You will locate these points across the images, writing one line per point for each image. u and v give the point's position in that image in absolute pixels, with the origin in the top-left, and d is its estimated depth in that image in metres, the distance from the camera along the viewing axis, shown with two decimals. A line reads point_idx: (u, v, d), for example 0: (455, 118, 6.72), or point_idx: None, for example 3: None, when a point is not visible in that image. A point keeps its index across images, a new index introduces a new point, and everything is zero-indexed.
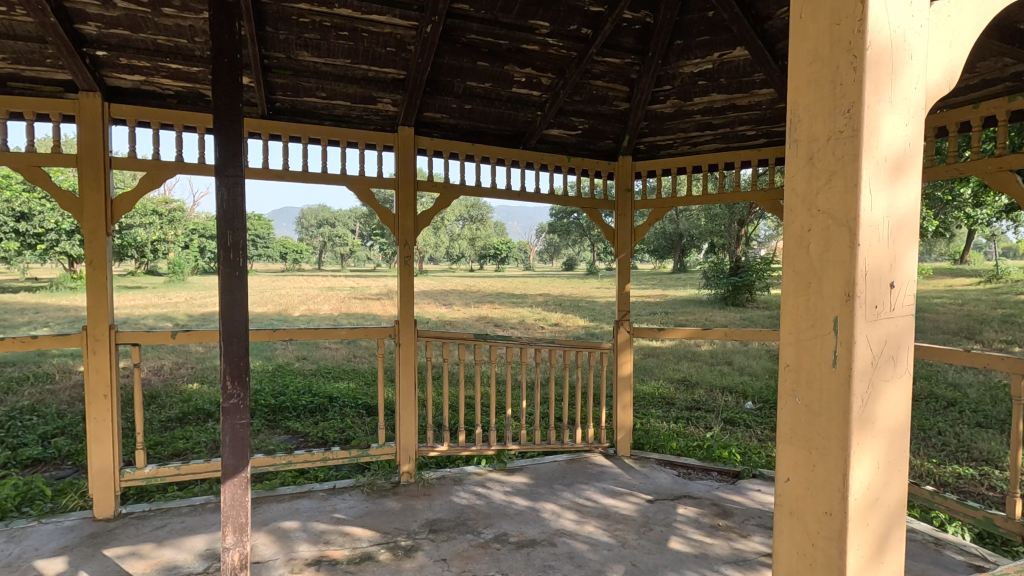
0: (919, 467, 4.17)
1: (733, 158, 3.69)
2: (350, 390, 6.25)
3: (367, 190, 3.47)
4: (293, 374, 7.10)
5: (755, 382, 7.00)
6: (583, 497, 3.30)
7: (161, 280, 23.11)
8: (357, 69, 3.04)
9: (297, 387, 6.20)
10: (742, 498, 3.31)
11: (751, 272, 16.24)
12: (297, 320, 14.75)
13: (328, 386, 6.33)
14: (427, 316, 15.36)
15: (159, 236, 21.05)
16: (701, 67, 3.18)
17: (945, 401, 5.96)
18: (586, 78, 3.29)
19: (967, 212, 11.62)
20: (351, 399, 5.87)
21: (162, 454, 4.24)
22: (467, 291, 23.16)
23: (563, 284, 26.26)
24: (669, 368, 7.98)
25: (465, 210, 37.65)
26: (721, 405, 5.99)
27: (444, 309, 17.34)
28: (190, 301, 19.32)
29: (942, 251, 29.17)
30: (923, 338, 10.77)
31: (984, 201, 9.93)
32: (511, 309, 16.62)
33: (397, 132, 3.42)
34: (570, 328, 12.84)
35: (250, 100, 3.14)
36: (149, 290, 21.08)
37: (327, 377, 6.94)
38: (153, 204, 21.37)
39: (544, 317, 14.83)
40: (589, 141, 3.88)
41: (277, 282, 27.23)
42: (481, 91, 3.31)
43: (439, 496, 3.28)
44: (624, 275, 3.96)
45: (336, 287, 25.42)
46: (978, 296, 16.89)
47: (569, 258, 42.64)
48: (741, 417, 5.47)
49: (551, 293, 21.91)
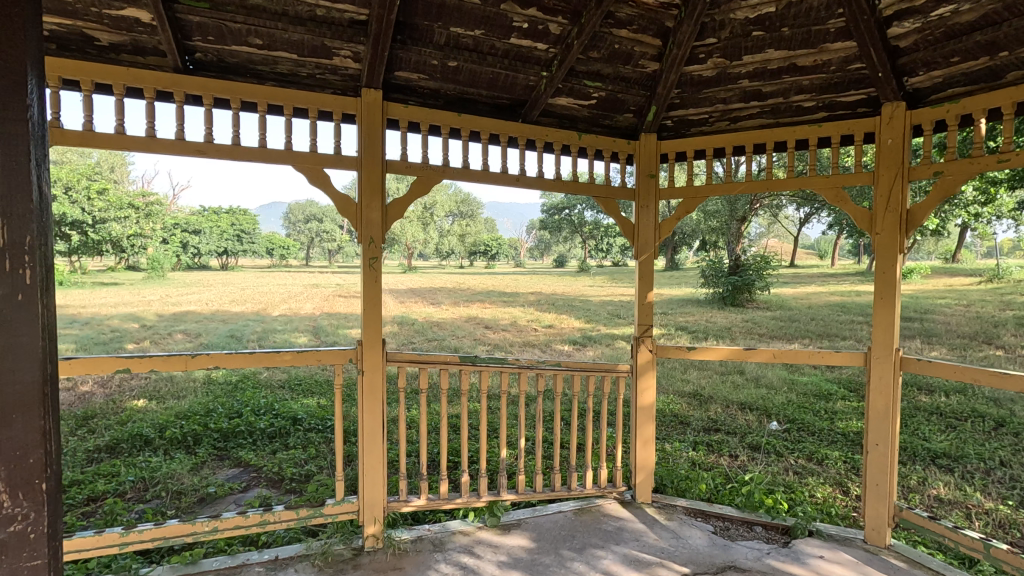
0: (998, 514, 3.45)
1: (790, 137, 2.97)
2: (319, 409, 5.46)
3: (319, 170, 2.63)
4: (255, 388, 6.25)
5: (775, 397, 6.29)
6: (600, 572, 2.54)
7: (139, 276, 22.20)
8: (303, 4, 2.25)
9: (257, 404, 5.39)
10: (804, 571, 2.56)
11: (750, 270, 15.65)
12: (274, 321, 13.88)
13: (294, 404, 5.53)
14: (414, 316, 14.62)
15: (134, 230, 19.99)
16: (760, 11, 2.41)
17: (993, 421, 5.28)
18: (606, 26, 2.52)
19: (983, 209, 11.03)
20: (321, 420, 5.07)
21: (75, 499, 3.43)
22: (456, 288, 22.41)
23: (554, 282, 25.54)
24: (676, 379, 7.24)
25: (455, 206, 36.82)
26: (742, 426, 5.27)
27: (432, 308, 16.53)
28: (166, 300, 18.43)
29: (934, 251, 28.94)
30: (939, 343, 10.16)
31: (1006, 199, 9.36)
32: (502, 309, 15.86)
33: (361, 96, 2.65)
34: (564, 330, 12.11)
35: (158, 49, 2.33)
36: (124, 287, 20.15)
37: (295, 392, 6.12)
38: (129, 198, 20.37)
39: (536, 317, 14.10)
40: (604, 114, 3.13)
41: (261, 279, 26.28)
42: (470, 41, 2.54)
43: (413, 573, 2.49)
44: (647, 283, 3.22)
45: (321, 283, 24.56)
46: (983, 297, 16.39)
47: (561, 256, 41.96)
48: (769, 443, 4.74)
49: (544, 291, 21.18)
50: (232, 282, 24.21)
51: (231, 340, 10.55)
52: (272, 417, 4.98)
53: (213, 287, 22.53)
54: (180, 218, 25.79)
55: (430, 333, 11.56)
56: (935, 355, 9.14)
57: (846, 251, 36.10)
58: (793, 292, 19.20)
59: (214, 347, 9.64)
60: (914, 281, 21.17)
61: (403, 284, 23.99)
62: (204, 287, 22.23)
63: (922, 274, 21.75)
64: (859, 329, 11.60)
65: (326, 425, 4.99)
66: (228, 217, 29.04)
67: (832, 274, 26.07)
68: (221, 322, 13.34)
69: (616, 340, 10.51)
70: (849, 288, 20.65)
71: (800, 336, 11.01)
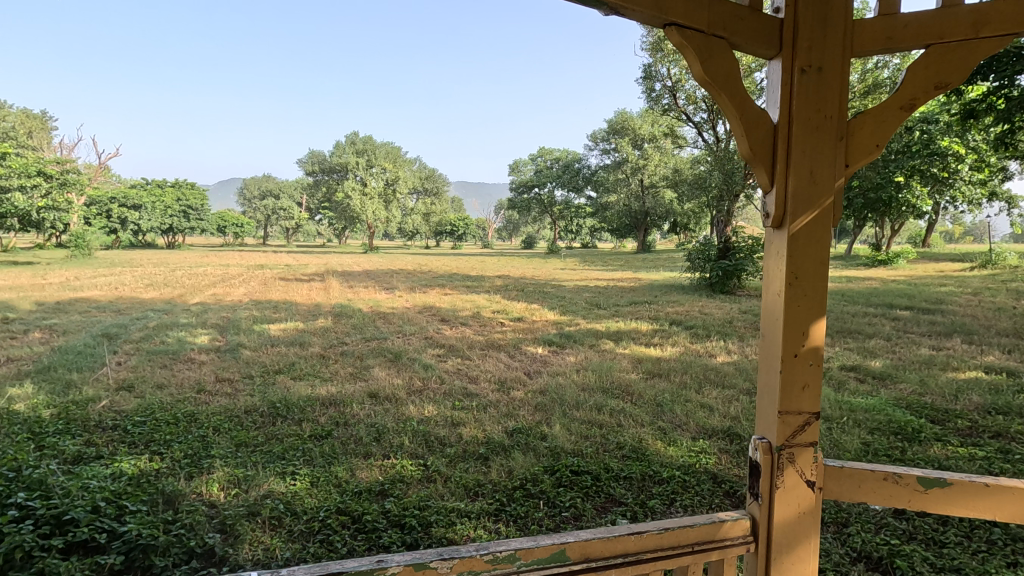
0: None
1: None
2: (120, 497, 3.09)
3: None
4: (48, 443, 3.86)
5: (848, 442, 4.31)
6: None
7: (60, 257, 19.41)
8: None
9: (5, 485, 2.99)
10: None
11: (743, 254, 13.83)
12: (183, 312, 11.18)
13: (79, 482, 3.14)
14: (357, 304, 12.37)
15: (46, 204, 17.00)
16: None
17: None
18: None
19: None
20: (102, 525, 2.73)
21: None
22: (415, 271, 20.21)
23: (522, 264, 23.50)
24: (692, 406, 5.18)
25: (417, 184, 34.43)
26: (829, 507, 3.28)
27: (383, 295, 14.19)
28: (68, 283, 15.44)
29: (904, 235, 28.41)
30: (987, 343, 8.27)
31: (1010, 137, 8.29)
32: (464, 296, 13.62)
33: None
34: (537, 325, 9.93)
35: None
36: (30, 268, 17.24)
37: (111, 455, 3.76)
38: (39, 164, 17.39)
39: (504, 308, 11.90)
40: None
41: (202, 260, 23.47)
42: None
43: None
44: (807, 259, 1.47)
45: (266, 265, 21.93)
46: (986, 285, 15.01)
47: (529, 237, 39.99)
48: (900, 556, 2.74)
49: (511, 275, 19.15)
50: (166, 263, 21.42)
51: (103, 338, 8.00)
52: (2, 519, 2.56)
53: (139, 267, 19.65)
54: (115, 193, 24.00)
55: (370, 329, 9.23)
56: (989, 359, 7.29)
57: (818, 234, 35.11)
58: None
59: (67, 351, 7.05)
60: (902, 266, 19.91)
61: (356, 267, 21.52)
62: (128, 268, 19.35)
63: (910, 257, 20.55)
64: (881, 325, 9.79)
65: (110, 542, 2.67)
66: (172, 193, 28.72)
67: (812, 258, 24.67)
68: (114, 315, 10.64)
69: (601, 341, 8.42)
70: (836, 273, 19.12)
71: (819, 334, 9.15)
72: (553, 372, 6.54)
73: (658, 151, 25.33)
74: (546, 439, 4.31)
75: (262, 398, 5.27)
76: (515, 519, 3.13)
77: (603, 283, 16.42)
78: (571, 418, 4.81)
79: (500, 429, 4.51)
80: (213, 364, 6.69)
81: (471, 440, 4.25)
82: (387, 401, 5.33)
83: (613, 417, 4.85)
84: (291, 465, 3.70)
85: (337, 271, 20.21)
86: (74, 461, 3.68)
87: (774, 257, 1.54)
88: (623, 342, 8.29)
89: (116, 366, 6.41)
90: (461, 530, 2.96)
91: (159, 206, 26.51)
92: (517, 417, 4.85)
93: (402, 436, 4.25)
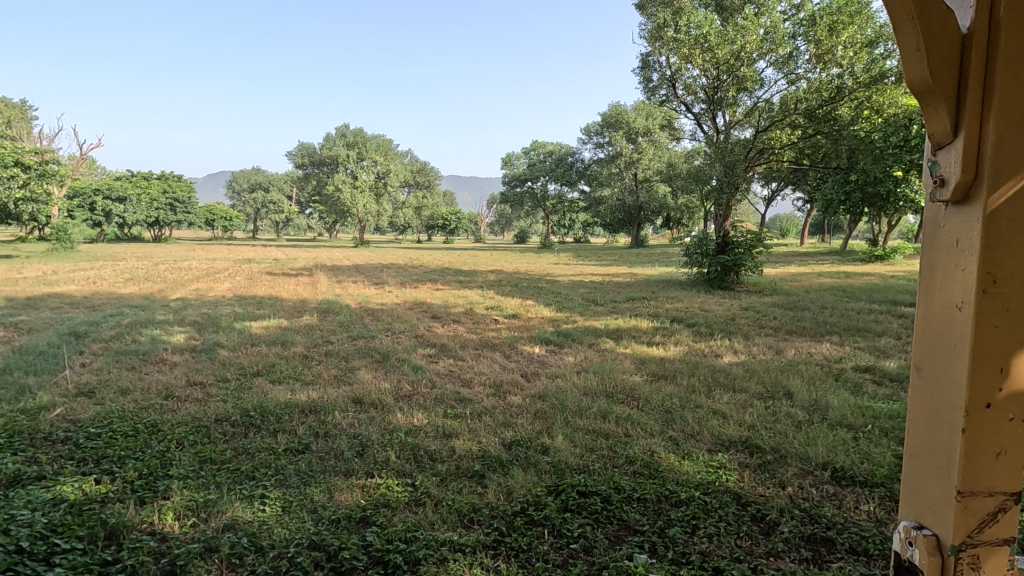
0: None
1: None
2: (53, 532, 2.62)
3: None
4: None
5: (879, 454, 3.91)
6: None
7: (40, 250, 18.79)
8: None
9: None
10: None
11: (742, 249, 13.48)
12: (160, 309, 10.63)
13: (5, 513, 2.66)
14: (345, 300, 11.88)
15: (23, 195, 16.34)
16: None
17: None
18: None
19: None
20: (23, 570, 2.26)
21: None
22: (406, 266, 19.73)
23: (515, 259, 23.06)
24: (705, 414, 4.77)
25: (408, 177, 33.83)
26: (872, 536, 2.87)
27: (373, 290, 13.69)
28: (44, 278, 14.82)
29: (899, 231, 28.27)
30: None
31: None
32: (456, 292, 13.16)
33: None
34: (532, 323, 9.52)
35: None
36: (7, 262, 16.61)
37: (54, 476, 3.29)
38: (16, 154, 16.73)
39: (498, 304, 11.46)
40: None
41: (188, 254, 22.86)
42: None
43: None
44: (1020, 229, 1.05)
45: (254, 259, 21.37)
46: None
47: (522, 232, 39.53)
48: None
49: (504, 270, 18.73)
50: (150, 257, 20.81)
51: (72, 337, 7.50)
52: None
53: (121, 261, 19.04)
54: (99, 185, 23.34)
55: (357, 327, 8.76)
56: None
57: (812, 230, 34.90)
58: (779, 274, 17.35)
59: (29, 352, 6.53)
60: (899, 262, 19.67)
61: (346, 261, 21.02)
62: (110, 262, 18.71)
63: (906, 253, 20.35)
64: (887, 323, 9.47)
65: None
66: (160, 185, 27.96)
67: (808, 253, 24.43)
68: (87, 311, 10.10)
69: (600, 339, 8.01)
70: (833, 268, 18.87)
71: (825, 332, 8.80)
72: (552, 374, 6.12)
73: (653, 145, 25.01)
74: (548, 453, 3.88)
75: (235, 405, 4.80)
76: (516, 554, 2.71)
77: (598, 279, 16.05)
78: (573, 428, 4.39)
79: (496, 441, 4.07)
80: (186, 366, 6.20)
81: (465, 455, 3.81)
82: (372, 407, 4.88)
83: (620, 427, 4.44)
84: (260, 486, 3.25)
85: (326, 266, 19.65)
86: (10, 484, 3.21)
87: (952, 245, 1.15)
88: (623, 341, 7.88)
89: (80, 369, 5.91)
90: (455, 569, 2.53)
91: (145, 199, 25.87)
92: (514, 427, 4.42)
93: (388, 451, 3.81)
